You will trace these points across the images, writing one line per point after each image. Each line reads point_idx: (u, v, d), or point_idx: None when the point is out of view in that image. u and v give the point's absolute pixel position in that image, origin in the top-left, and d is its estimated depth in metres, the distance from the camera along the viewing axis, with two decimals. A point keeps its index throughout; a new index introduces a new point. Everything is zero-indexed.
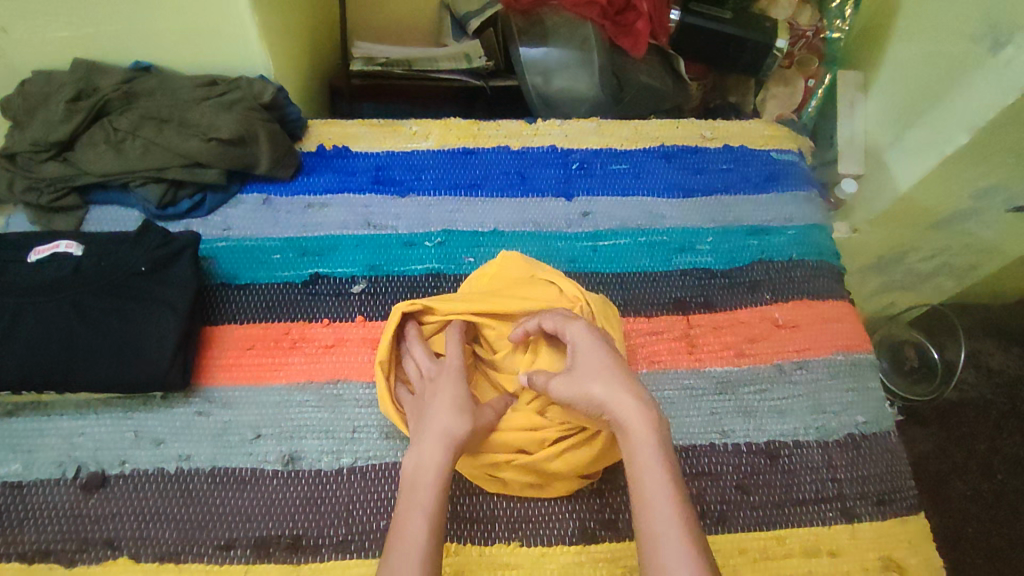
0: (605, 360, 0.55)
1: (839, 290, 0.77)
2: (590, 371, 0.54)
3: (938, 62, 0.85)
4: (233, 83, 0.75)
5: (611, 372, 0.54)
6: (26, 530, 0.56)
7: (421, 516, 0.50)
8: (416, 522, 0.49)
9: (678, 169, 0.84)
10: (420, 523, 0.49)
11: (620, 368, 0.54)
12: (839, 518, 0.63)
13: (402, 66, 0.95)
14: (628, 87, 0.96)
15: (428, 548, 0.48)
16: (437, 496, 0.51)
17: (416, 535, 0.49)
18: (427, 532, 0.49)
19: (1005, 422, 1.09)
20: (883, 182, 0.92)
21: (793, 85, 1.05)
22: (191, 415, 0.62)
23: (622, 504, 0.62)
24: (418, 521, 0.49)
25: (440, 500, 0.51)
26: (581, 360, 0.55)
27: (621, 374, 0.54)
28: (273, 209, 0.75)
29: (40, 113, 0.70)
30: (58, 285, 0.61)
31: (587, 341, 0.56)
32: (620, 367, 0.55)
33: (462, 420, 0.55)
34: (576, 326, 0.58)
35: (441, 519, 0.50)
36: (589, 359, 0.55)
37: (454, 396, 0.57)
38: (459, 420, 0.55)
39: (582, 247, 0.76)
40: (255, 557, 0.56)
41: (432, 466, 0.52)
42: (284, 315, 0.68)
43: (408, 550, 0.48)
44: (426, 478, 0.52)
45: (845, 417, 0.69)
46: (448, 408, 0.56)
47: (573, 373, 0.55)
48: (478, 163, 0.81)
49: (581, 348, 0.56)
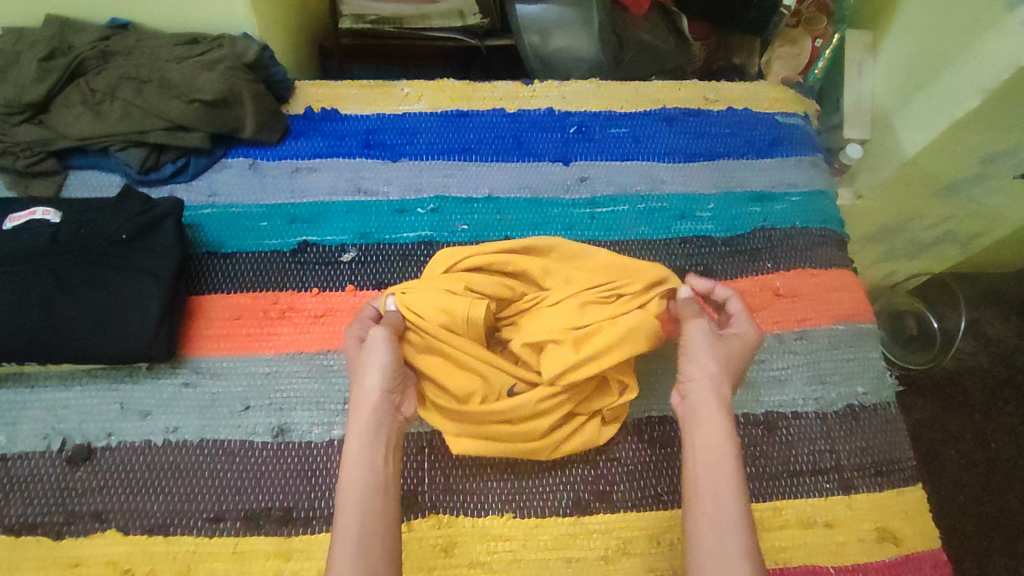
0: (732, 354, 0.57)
1: (841, 258, 0.75)
2: (714, 352, 0.56)
3: (952, 23, 0.81)
4: (215, 41, 0.71)
5: (727, 365, 0.56)
6: (12, 502, 0.56)
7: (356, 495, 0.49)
8: (352, 507, 0.48)
9: (680, 132, 0.81)
10: (352, 515, 0.48)
11: (729, 369, 0.56)
12: (836, 490, 0.63)
13: (393, 24, 0.92)
14: (628, 45, 0.93)
15: (370, 527, 0.47)
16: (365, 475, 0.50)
17: (352, 523, 0.47)
18: (365, 511, 0.48)
19: (1001, 390, 1.08)
20: (890, 147, 0.89)
21: (800, 45, 1.01)
22: (178, 387, 0.61)
23: (617, 475, 0.61)
24: (350, 512, 0.48)
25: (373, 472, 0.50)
26: (724, 340, 0.57)
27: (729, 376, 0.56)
28: (259, 174, 0.72)
29: (12, 73, 0.67)
30: (36, 254, 0.59)
31: (747, 335, 0.58)
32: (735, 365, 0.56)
33: (379, 379, 0.53)
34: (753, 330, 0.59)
35: (378, 494, 0.49)
36: (724, 346, 0.57)
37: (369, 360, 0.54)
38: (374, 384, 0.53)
39: (579, 214, 0.74)
40: (245, 530, 0.55)
41: (357, 441, 0.51)
42: (272, 285, 0.66)
43: (349, 534, 0.47)
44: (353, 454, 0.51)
45: (845, 388, 0.68)
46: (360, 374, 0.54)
47: (716, 339, 0.57)
48: (472, 126, 0.78)
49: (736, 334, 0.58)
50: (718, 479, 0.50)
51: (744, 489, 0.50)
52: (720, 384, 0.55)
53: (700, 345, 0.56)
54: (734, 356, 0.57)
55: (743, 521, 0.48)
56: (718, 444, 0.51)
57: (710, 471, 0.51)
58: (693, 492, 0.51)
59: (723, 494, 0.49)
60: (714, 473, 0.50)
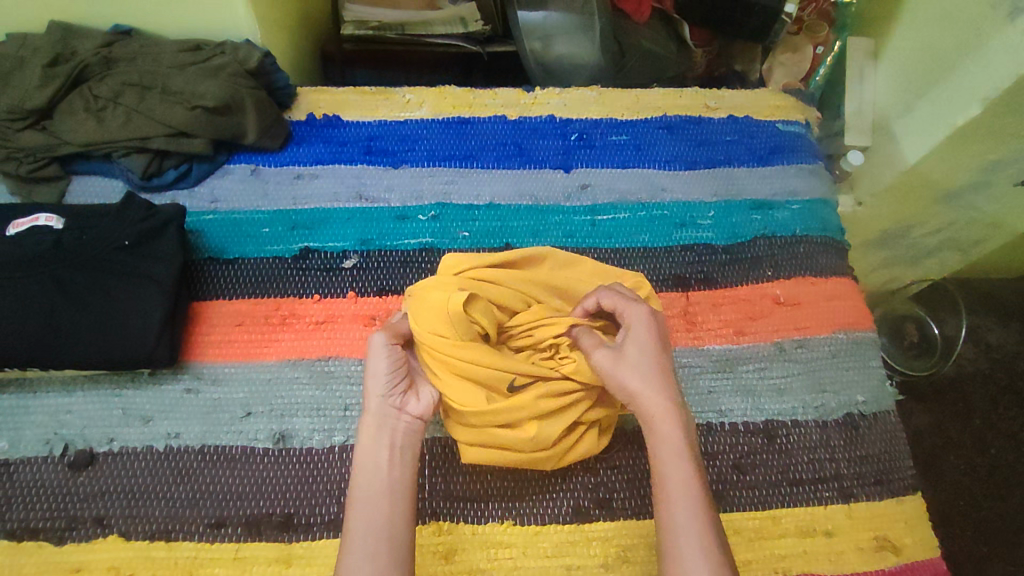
0: (649, 351, 0.53)
1: (842, 266, 0.75)
2: (631, 362, 0.53)
3: (953, 32, 0.81)
4: (217, 47, 0.72)
5: (651, 368, 0.53)
6: (15, 508, 0.56)
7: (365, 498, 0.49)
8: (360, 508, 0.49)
9: (681, 140, 0.81)
10: (358, 520, 0.48)
11: (660, 377, 0.53)
12: (836, 498, 0.63)
13: (395, 30, 0.92)
14: (630, 52, 0.93)
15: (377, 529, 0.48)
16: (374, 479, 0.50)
17: (359, 526, 0.48)
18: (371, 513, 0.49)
19: (1002, 397, 1.08)
20: (891, 155, 0.90)
21: (802, 52, 1.01)
22: (179, 393, 0.61)
23: (617, 483, 0.61)
24: (356, 518, 0.48)
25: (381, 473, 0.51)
26: (627, 343, 0.54)
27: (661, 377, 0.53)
28: (261, 181, 0.72)
29: (15, 79, 0.67)
30: (39, 260, 0.59)
31: (639, 324, 0.54)
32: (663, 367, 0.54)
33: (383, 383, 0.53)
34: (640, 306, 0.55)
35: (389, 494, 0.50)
36: (635, 347, 0.53)
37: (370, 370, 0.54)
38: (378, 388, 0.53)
39: (580, 221, 0.74)
40: (246, 535, 0.56)
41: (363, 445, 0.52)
42: (273, 291, 0.66)
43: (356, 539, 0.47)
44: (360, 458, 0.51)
45: (845, 396, 0.68)
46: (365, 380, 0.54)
47: (619, 353, 0.53)
48: (474, 133, 0.78)
49: (636, 331, 0.54)
50: (677, 494, 0.48)
51: (705, 497, 0.49)
52: (657, 396, 0.52)
53: (609, 368, 0.53)
54: (655, 354, 0.54)
55: (709, 533, 0.47)
56: (670, 457, 0.50)
57: (665, 491, 0.49)
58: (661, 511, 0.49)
59: (682, 508, 0.48)
60: (675, 488, 0.49)
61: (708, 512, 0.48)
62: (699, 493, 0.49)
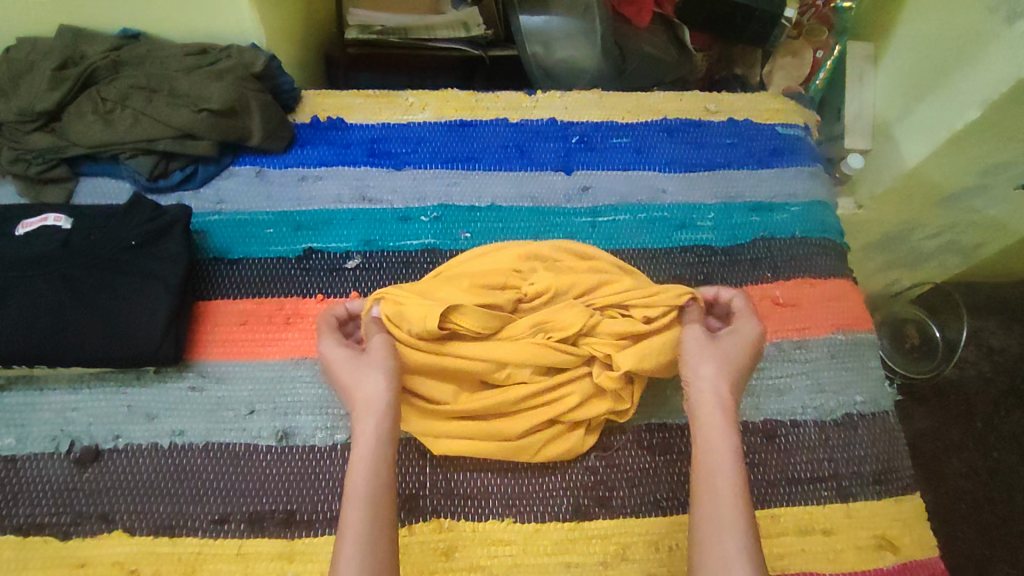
0: (738, 352, 0.57)
1: (841, 267, 0.75)
2: (718, 355, 0.56)
3: (951, 38, 0.82)
4: (223, 51, 0.73)
5: (729, 365, 0.56)
6: (21, 502, 0.57)
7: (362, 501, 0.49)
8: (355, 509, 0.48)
9: (681, 143, 0.82)
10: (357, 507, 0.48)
11: (737, 373, 0.56)
12: (834, 497, 0.63)
13: (398, 35, 0.93)
14: (631, 57, 0.94)
15: (371, 531, 0.47)
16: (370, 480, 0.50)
17: (355, 527, 0.48)
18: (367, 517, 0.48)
19: (1003, 401, 1.08)
20: (890, 158, 0.90)
21: (801, 56, 1.00)
22: (184, 390, 0.62)
23: (617, 481, 0.62)
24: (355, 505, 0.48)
25: (375, 478, 0.50)
26: (726, 341, 0.58)
27: (734, 375, 0.56)
28: (266, 182, 0.73)
29: (26, 82, 0.68)
30: (48, 259, 0.60)
31: (748, 333, 0.59)
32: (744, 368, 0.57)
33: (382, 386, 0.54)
34: (752, 324, 0.60)
35: (383, 499, 0.49)
36: (731, 346, 0.57)
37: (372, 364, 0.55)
38: (377, 389, 0.54)
39: (580, 223, 0.75)
40: (249, 532, 0.56)
41: (362, 448, 0.51)
42: (277, 291, 0.67)
43: (352, 540, 0.47)
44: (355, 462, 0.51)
45: (844, 396, 0.68)
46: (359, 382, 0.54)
47: (710, 344, 0.57)
48: (476, 136, 0.79)
49: (740, 336, 0.59)
50: (722, 480, 0.51)
51: (745, 490, 0.51)
52: (721, 388, 0.55)
53: (692, 356, 0.57)
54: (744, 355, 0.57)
55: (744, 522, 0.49)
56: (721, 446, 0.52)
57: (710, 476, 0.51)
58: (699, 496, 0.51)
59: (724, 495, 0.50)
60: (720, 475, 0.51)
61: (747, 504, 0.50)
62: (740, 486, 0.51)
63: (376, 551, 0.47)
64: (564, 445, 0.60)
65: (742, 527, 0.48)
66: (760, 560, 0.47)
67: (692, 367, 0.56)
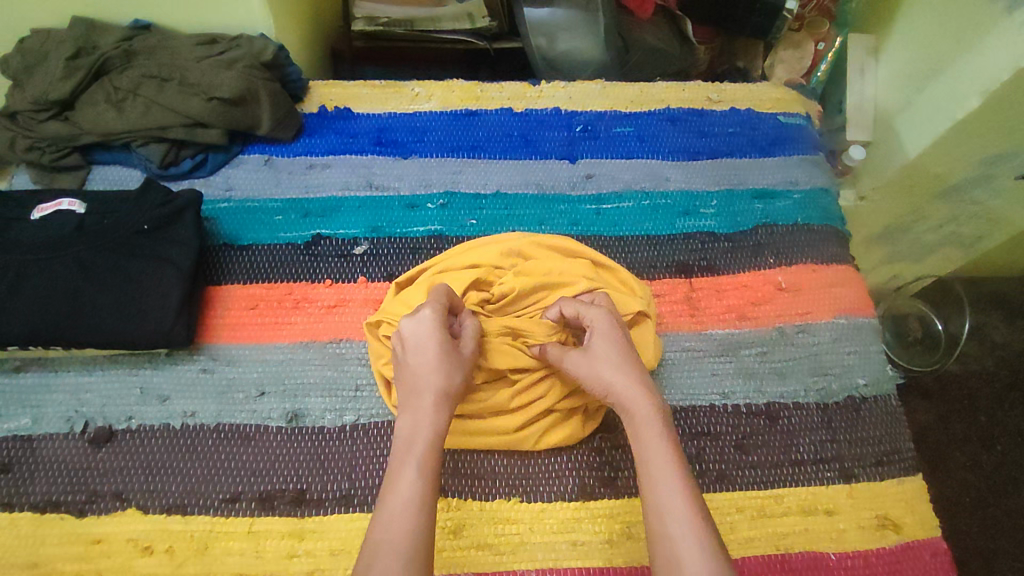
0: (615, 344, 0.57)
1: (843, 254, 0.76)
2: (604, 355, 0.56)
3: (954, 27, 0.82)
4: (233, 41, 0.74)
5: (620, 359, 0.56)
6: (37, 481, 0.58)
7: (416, 473, 0.49)
8: (409, 475, 0.49)
9: (684, 131, 0.83)
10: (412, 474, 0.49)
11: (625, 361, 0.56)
12: (837, 478, 0.64)
13: (403, 27, 0.93)
14: (635, 49, 0.96)
15: (422, 499, 0.48)
16: (429, 455, 0.51)
17: (408, 496, 0.48)
18: (421, 488, 0.48)
19: (1007, 394, 1.08)
20: (892, 147, 0.91)
21: (803, 49, 1.02)
22: (195, 372, 0.63)
23: (622, 462, 0.62)
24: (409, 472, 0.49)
25: (436, 459, 0.51)
26: (593, 342, 0.58)
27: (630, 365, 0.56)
28: (275, 170, 0.74)
29: (40, 72, 0.70)
30: (63, 243, 0.61)
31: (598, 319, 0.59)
32: (631, 357, 0.56)
33: (452, 373, 0.55)
34: (599, 308, 0.59)
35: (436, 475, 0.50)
36: (601, 342, 0.57)
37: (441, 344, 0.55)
38: (446, 373, 0.54)
39: (585, 210, 0.76)
40: (260, 510, 0.57)
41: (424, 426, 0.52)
42: (286, 276, 0.68)
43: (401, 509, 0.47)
44: (416, 437, 0.51)
45: (846, 380, 0.69)
46: (428, 361, 0.55)
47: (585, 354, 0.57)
48: (481, 125, 0.80)
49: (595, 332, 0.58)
50: (659, 467, 0.50)
51: (687, 474, 0.50)
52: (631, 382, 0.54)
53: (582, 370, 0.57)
54: (621, 345, 0.57)
55: (691, 504, 0.47)
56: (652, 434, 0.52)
57: (647, 470, 0.50)
58: (646, 492, 0.49)
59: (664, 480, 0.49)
60: (657, 465, 0.50)
61: (690, 483, 0.49)
62: (681, 471, 0.50)
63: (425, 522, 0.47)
64: (566, 434, 0.62)
65: (689, 509, 0.47)
66: (716, 539, 0.46)
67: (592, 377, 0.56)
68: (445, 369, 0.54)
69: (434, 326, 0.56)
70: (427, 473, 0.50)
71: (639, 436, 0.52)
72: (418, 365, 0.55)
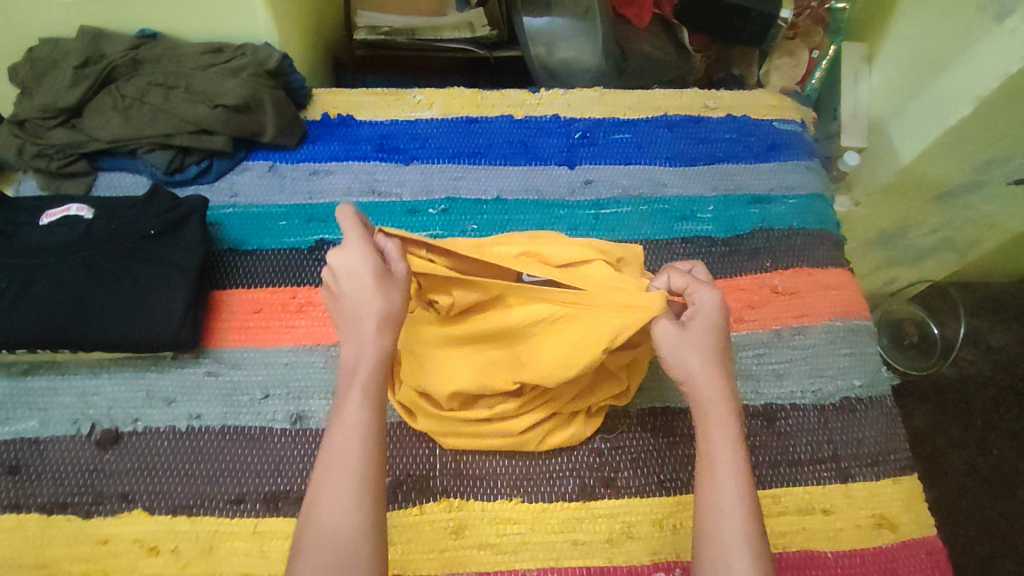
0: (715, 336, 0.53)
1: (838, 257, 0.77)
2: (700, 343, 0.53)
3: (944, 36, 0.84)
4: (238, 50, 0.75)
5: (714, 350, 0.53)
6: (44, 483, 0.58)
7: (359, 402, 0.47)
8: (354, 405, 0.47)
9: (681, 138, 0.84)
10: (359, 404, 0.47)
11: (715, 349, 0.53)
12: (834, 478, 0.65)
13: (405, 36, 0.95)
14: (631, 57, 0.97)
15: (369, 426, 0.47)
16: (371, 385, 0.48)
17: (351, 427, 0.46)
18: (365, 419, 0.47)
19: (1002, 397, 1.09)
20: (886, 153, 0.92)
21: (798, 56, 1.04)
22: (200, 375, 0.64)
23: (622, 463, 0.63)
24: (355, 401, 0.47)
25: (380, 383, 0.49)
26: (693, 323, 0.53)
27: (717, 359, 0.53)
28: (278, 176, 0.76)
29: (48, 80, 0.71)
30: (71, 248, 0.62)
31: (708, 308, 0.54)
32: (721, 350, 0.54)
33: (388, 293, 0.49)
34: (712, 292, 0.54)
35: (381, 402, 0.48)
36: (701, 327, 0.53)
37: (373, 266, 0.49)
38: (385, 297, 0.49)
39: (584, 215, 0.77)
40: (264, 511, 0.58)
41: (365, 351, 0.49)
42: (290, 280, 0.69)
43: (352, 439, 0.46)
44: (357, 364, 0.48)
45: (842, 381, 0.70)
46: (361, 287, 0.49)
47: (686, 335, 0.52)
48: (482, 132, 0.81)
49: (697, 315, 0.54)
50: (724, 472, 0.49)
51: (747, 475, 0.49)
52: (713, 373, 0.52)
53: (672, 347, 0.52)
54: (716, 338, 0.53)
55: (746, 509, 0.47)
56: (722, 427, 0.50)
57: (711, 465, 0.49)
58: (704, 488, 0.49)
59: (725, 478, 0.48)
60: (720, 461, 0.49)
61: (749, 494, 0.48)
62: (743, 472, 0.49)
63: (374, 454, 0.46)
64: (566, 436, 0.62)
65: (745, 522, 0.47)
66: (762, 545, 0.46)
67: (682, 360, 0.52)
68: (380, 291, 0.49)
69: (364, 251, 0.49)
70: (370, 400, 0.48)
71: (709, 433, 0.51)
72: (356, 292, 0.49)
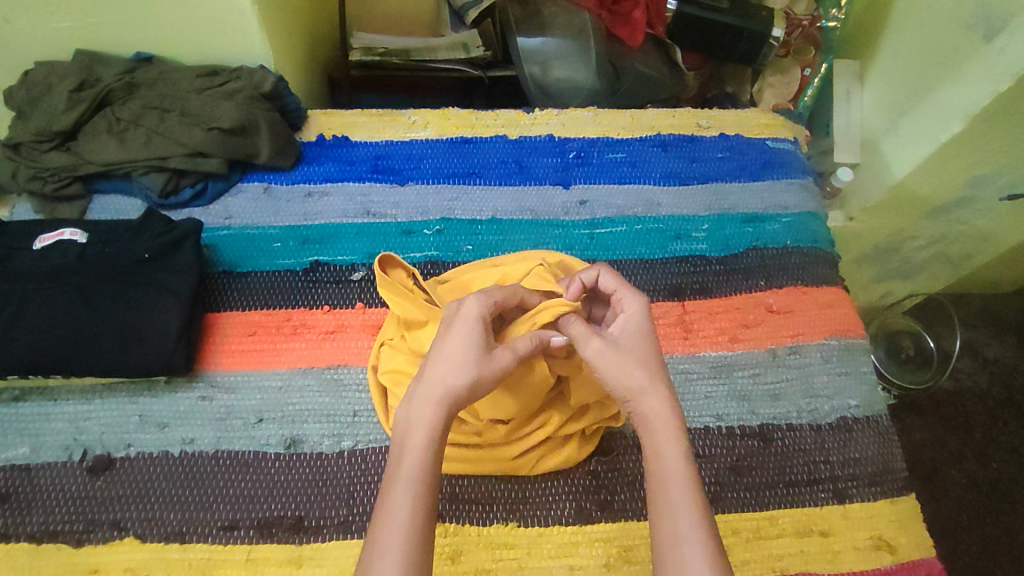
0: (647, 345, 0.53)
1: (832, 275, 0.78)
2: (634, 351, 0.52)
3: (932, 55, 0.85)
4: (233, 72, 0.76)
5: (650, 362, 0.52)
6: (35, 511, 0.58)
7: (407, 490, 0.45)
8: (403, 496, 0.44)
9: (675, 157, 0.84)
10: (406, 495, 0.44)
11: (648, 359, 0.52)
12: (831, 499, 0.64)
13: (399, 57, 0.96)
14: (625, 76, 0.98)
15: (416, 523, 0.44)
16: (425, 465, 0.46)
17: (400, 517, 0.44)
18: (414, 509, 0.44)
19: (999, 411, 1.09)
20: (878, 170, 0.93)
21: (790, 74, 1.03)
22: (194, 400, 0.64)
23: (618, 485, 0.63)
24: (403, 491, 0.45)
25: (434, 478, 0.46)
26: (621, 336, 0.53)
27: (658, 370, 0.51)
28: (273, 198, 0.76)
29: (44, 103, 0.71)
30: (64, 272, 0.62)
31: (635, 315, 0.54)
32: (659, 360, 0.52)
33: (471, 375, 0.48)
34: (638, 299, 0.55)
35: (433, 491, 0.46)
36: (631, 339, 0.53)
37: (467, 342, 0.49)
38: (458, 372, 0.48)
39: (578, 234, 0.77)
40: (258, 537, 0.57)
41: (421, 427, 0.47)
42: (285, 303, 0.69)
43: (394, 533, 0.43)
44: (413, 441, 0.46)
45: (838, 401, 0.70)
46: (448, 365, 0.48)
47: (612, 348, 0.52)
48: (477, 152, 0.82)
49: (625, 327, 0.53)
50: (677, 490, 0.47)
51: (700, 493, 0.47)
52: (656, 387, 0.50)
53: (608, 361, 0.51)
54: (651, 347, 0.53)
55: (704, 530, 0.45)
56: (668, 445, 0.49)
57: (664, 485, 0.47)
58: (659, 512, 0.47)
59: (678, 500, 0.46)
60: (674, 482, 0.47)
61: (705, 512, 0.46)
62: (697, 490, 0.47)
63: (419, 551, 0.43)
64: (561, 460, 0.62)
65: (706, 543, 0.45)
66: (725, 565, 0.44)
67: (621, 373, 0.51)
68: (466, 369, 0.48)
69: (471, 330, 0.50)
70: (424, 491, 0.45)
71: (660, 452, 0.48)
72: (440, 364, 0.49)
